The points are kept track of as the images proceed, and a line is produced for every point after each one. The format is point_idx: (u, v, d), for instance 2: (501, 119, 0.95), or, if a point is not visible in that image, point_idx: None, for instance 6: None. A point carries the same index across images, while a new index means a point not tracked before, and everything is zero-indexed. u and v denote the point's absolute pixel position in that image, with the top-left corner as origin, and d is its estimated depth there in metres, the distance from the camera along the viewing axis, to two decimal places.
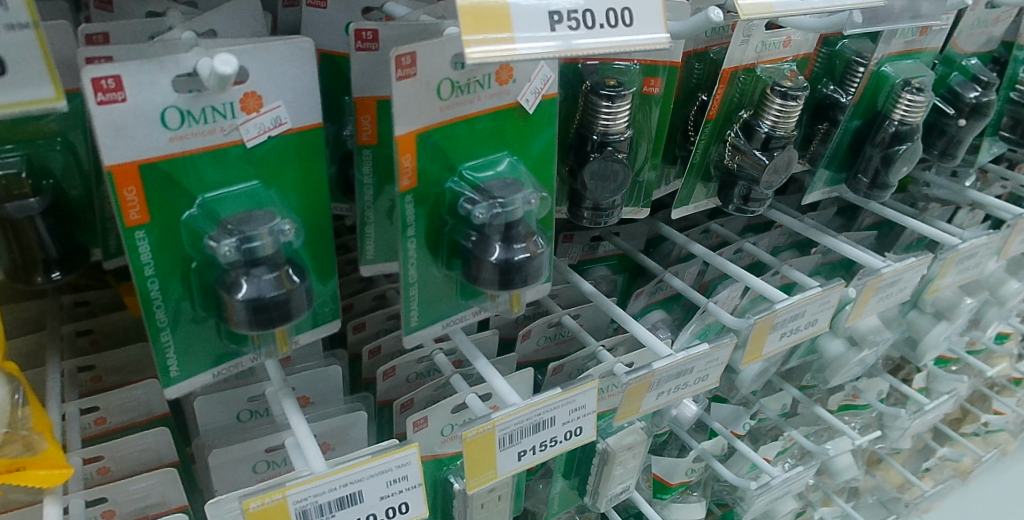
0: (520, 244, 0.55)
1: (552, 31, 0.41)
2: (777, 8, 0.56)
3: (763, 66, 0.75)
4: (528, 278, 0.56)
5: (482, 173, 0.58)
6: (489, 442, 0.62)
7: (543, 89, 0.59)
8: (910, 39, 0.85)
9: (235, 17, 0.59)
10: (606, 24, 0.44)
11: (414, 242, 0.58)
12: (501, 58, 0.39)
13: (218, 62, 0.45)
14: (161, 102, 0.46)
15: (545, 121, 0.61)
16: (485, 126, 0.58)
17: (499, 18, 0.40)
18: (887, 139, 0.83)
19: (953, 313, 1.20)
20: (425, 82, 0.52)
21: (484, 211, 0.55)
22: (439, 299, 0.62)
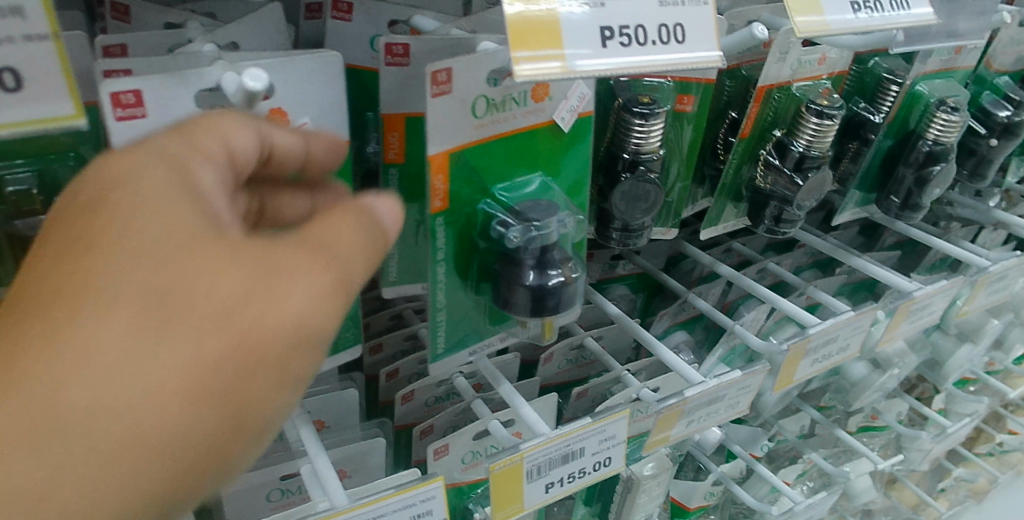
0: (557, 269, 0.54)
1: (603, 47, 0.39)
2: (832, 27, 0.54)
3: (798, 84, 0.72)
4: (564, 304, 0.54)
5: (515, 194, 0.56)
6: (517, 475, 0.59)
7: (578, 107, 0.57)
8: (946, 57, 0.83)
9: (257, 30, 0.56)
10: (658, 40, 0.42)
11: (443, 266, 0.56)
12: (551, 76, 0.37)
13: (246, 77, 0.43)
14: (183, 118, 0.44)
15: (578, 140, 0.59)
16: (519, 146, 0.55)
17: (549, 33, 0.37)
18: (922, 159, 0.81)
19: (977, 336, 1.17)
20: (460, 98, 0.49)
21: (520, 234, 0.53)
22: (467, 326, 0.60)
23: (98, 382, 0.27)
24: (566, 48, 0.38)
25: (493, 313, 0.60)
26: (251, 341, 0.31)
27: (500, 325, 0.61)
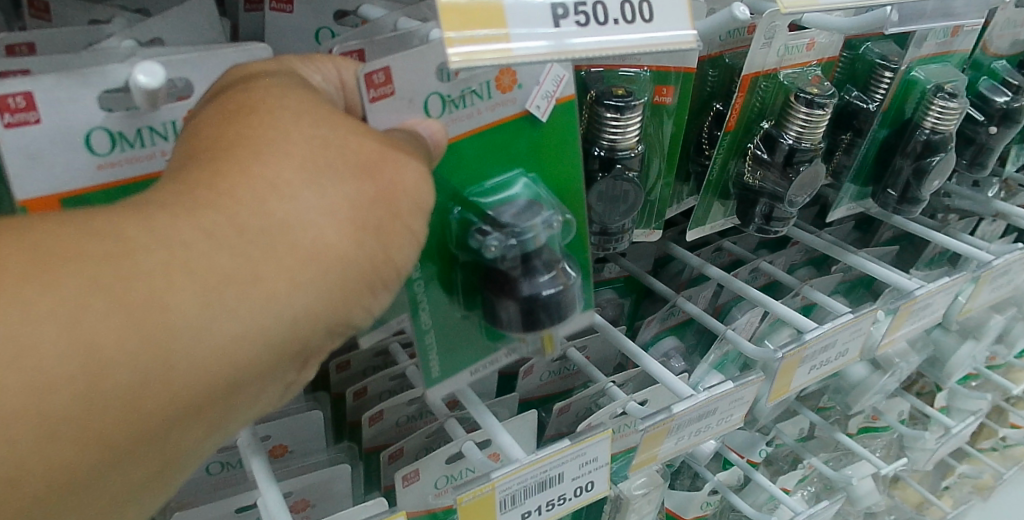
0: (548, 274, 0.49)
1: (555, 28, 0.34)
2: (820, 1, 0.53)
3: (785, 72, 0.67)
4: (559, 316, 0.49)
5: (493, 196, 0.50)
6: (489, 506, 0.54)
7: (556, 92, 0.51)
8: (943, 40, 0.78)
9: (186, 24, 0.51)
10: (621, 18, 0.36)
11: (421, 284, 0.51)
12: (492, 60, 0.31)
13: (139, 72, 0.37)
14: (85, 122, 0.39)
15: (562, 129, 0.53)
16: (488, 141, 0.50)
17: (489, 9, 0.32)
18: (919, 149, 0.76)
19: (980, 332, 1.12)
20: (409, 100, 0.45)
21: (501, 241, 0.48)
22: (462, 345, 0.55)
23: (283, 194, 0.34)
24: (512, 28, 0.32)
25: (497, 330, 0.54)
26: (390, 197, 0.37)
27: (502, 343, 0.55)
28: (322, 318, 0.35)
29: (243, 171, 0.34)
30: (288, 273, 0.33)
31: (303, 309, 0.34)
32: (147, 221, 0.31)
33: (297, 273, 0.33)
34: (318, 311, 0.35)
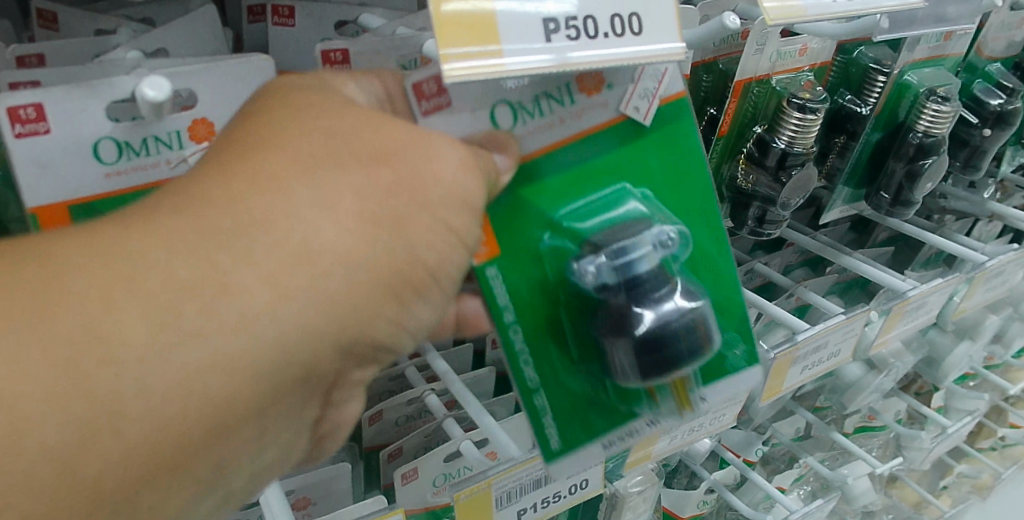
0: (663, 293, 0.48)
1: (547, 42, 0.35)
2: (808, 11, 0.52)
3: (777, 77, 0.68)
4: (681, 348, 0.48)
5: (587, 218, 0.50)
6: (485, 503, 0.55)
7: (657, 91, 0.48)
8: (934, 44, 0.79)
9: (191, 34, 0.52)
10: (611, 32, 0.37)
11: (518, 329, 0.50)
12: (484, 75, 0.33)
13: (147, 85, 0.38)
14: (94, 132, 0.40)
15: (665, 131, 0.50)
16: (586, 159, 0.49)
17: (483, 25, 0.33)
18: (912, 152, 0.77)
19: (976, 332, 1.13)
20: (470, 110, 0.44)
21: (603, 270, 0.48)
22: (586, 406, 0.53)
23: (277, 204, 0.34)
24: (503, 43, 0.34)
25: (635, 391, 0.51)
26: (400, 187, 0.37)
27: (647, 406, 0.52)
28: (336, 322, 0.36)
29: (246, 189, 0.34)
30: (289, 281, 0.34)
31: (312, 314, 0.35)
32: (146, 243, 0.33)
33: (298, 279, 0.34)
34: (328, 315, 0.35)
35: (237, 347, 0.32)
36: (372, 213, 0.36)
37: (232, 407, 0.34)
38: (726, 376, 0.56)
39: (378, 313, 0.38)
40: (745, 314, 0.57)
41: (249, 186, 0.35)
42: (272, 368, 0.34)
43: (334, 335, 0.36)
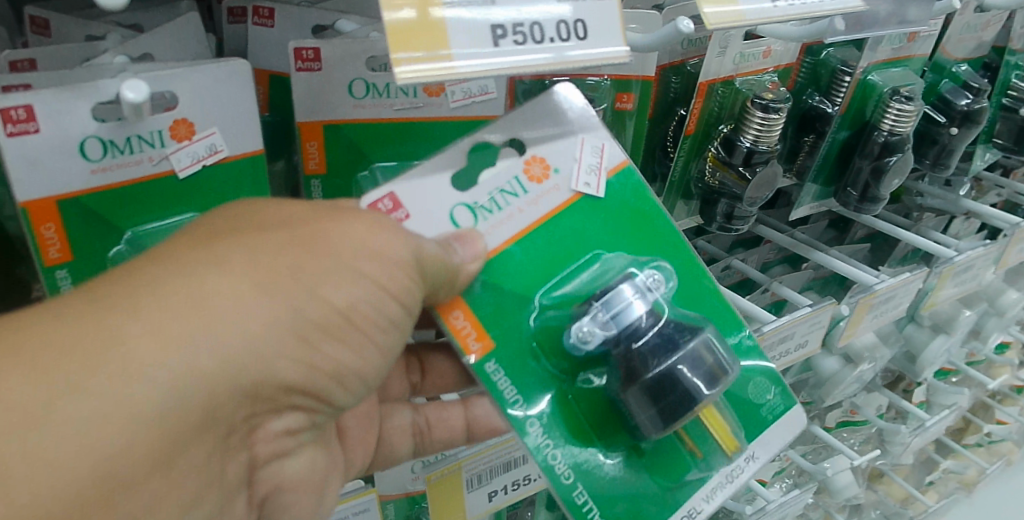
0: (656, 328, 0.52)
1: (495, 46, 0.38)
2: (749, 15, 0.51)
3: (742, 78, 0.71)
4: (698, 390, 0.49)
5: (564, 291, 0.56)
6: (456, 481, 0.67)
7: (600, 163, 0.56)
8: (897, 46, 0.82)
9: (176, 39, 0.55)
10: (558, 37, 0.40)
11: (535, 420, 0.55)
12: (435, 77, 0.36)
13: (127, 88, 0.41)
14: (81, 131, 0.43)
15: (618, 196, 0.57)
16: (552, 238, 0.56)
17: (432, 32, 0.36)
18: (877, 151, 0.80)
19: (950, 327, 1.16)
20: (432, 215, 0.53)
21: (597, 326, 0.52)
22: (637, 503, 0.57)
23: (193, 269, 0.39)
24: (453, 48, 0.37)
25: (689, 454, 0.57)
26: (317, 243, 0.43)
27: (700, 466, 0.57)
28: (250, 364, 0.40)
29: (176, 262, 0.39)
30: (206, 322, 0.38)
31: (219, 357, 0.39)
32: (76, 307, 0.37)
33: (211, 320, 0.38)
34: (240, 356, 0.39)
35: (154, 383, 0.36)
36: (283, 266, 0.42)
37: (150, 439, 0.37)
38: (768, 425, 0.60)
39: (288, 360, 0.42)
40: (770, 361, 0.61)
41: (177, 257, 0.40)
42: (191, 401, 0.38)
43: (248, 375, 0.40)
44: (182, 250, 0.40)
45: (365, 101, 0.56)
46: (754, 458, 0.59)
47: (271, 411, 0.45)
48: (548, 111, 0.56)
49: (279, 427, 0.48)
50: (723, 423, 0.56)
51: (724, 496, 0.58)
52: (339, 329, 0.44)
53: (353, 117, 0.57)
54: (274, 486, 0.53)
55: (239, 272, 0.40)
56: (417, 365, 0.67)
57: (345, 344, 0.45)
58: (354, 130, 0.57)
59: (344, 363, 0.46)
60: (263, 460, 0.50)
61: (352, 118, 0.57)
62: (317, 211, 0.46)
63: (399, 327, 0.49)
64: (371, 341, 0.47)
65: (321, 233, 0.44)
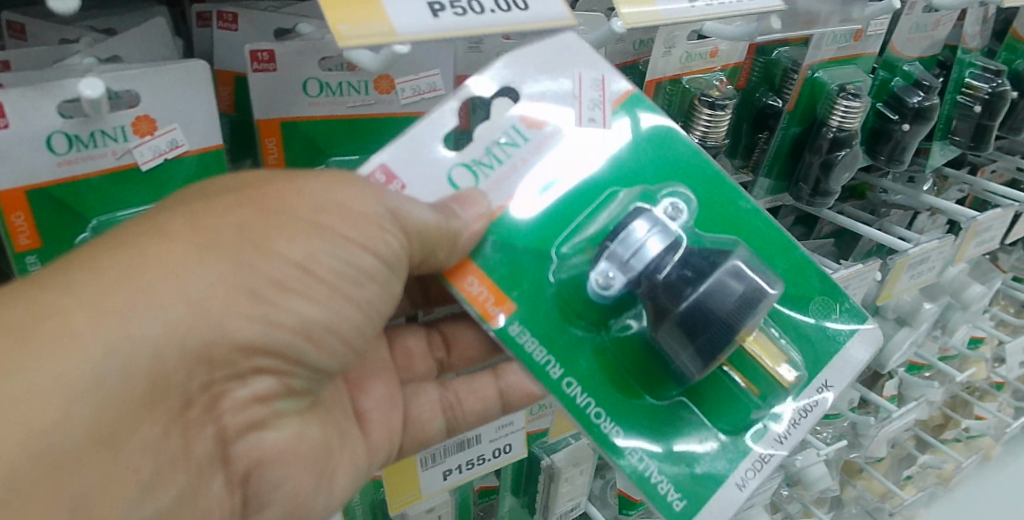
0: (677, 259, 0.56)
1: (434, 17, 0.46)
2: (664, 15, 0.57)
3: (689, 77, 0.74)
4: (733, 313, 0.53)
5: (578, 241, 0.60)
6: (410, 464, 0.76)
7: (600, 97, 0.60)
8: (843, 45, 0.85)
9: (142, 42, 0.59)
10: (494, 8, 0.50)
11: (574, 378, 0.59)
12: (375, 38, 0.43)
13: (85, 86, 0.46)
14: (46, 127, 0.48)
15: (622, 130, 0.61)
16: (562, 182, 0.60)
17: (377, 7, 0.44)
18: (827, 146, 0.83)
19: (913, 319, 1.19)
20: (429, 181, 0.58)
21: (614, 271, 0.57)
22: (696, 449, 0.61)
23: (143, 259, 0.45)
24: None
25: (749, 398, 0.62)
26: (271, 207, 0.50)
27: (759, 409, 0.61)
28: (195, 325, 0.46)
29: (126, 249, 0.45)
30: (142, 293, 0.44)
31: (162, 326, 0.45)
32: (42, 293, 0.43)
33: (147, 292, 0.44)
34: (181, 317, 0.45)
35: (88, 354, 0.42)
36: (223, 231, 0.48)
37: (96, 404, 0.42)
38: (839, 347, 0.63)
39: (241, 316, 0.48)
40: (828, 279, 0.64)
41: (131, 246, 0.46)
42: (135, 373, 0.44)
43: (196, 333, 0.46)
44: (127, 234, 0.46)
45: (319, 99, 0.61)
46: (827, 386, 0.62)
47: (235, 376, 0.50)
48: (539, 59, 0.59)
49: (247, 394, 0.52)
50: (767, 352, 0.60)
51: (798, 434, 0.61)
52: (299, 283, 0.50)
53: (309, 114, 0.62)
54: (255, 462, 0.55)
55: (176, 244, 0.46)
56: (441, 341, 0.76)
57: (304, 296, 0.51)
58: (312, 126, 0.63)
59: (309, 316, 0.51)
60: (234, 434, 0.53)
61: (309, 114, 0.62)
62: (271, 176, 0.52)
63: (372, 280, 0.54)
64: (339, 294, 0.53)
65: (266, 196, 0.50)
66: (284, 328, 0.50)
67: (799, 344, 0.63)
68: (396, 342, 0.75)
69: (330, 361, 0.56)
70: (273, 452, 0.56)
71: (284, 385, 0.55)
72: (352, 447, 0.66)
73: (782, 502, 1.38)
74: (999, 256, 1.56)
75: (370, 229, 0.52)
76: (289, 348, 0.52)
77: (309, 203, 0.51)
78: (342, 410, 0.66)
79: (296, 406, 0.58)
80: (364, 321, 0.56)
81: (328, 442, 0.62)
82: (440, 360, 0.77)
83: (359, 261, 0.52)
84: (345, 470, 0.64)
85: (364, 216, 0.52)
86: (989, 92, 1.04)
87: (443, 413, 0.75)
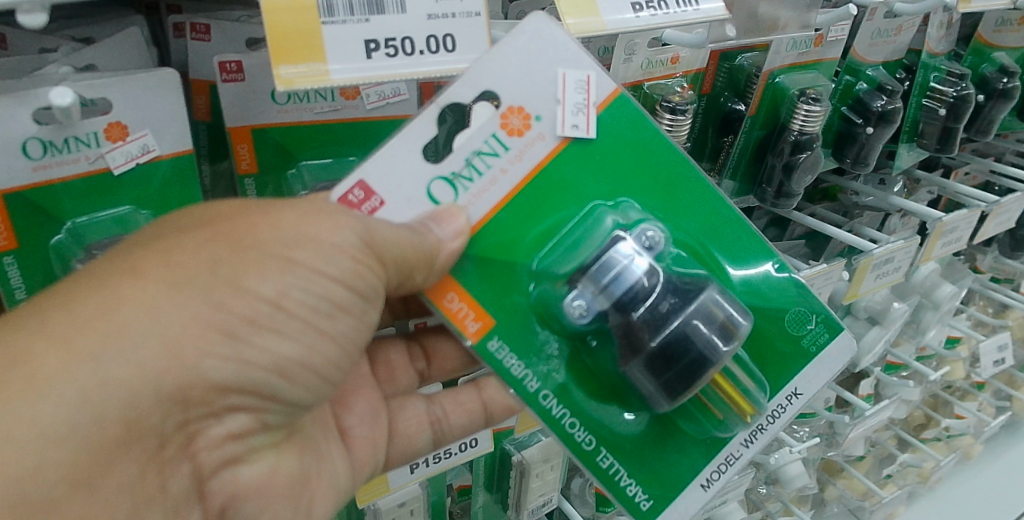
0: (657, 285, 0.58)
1: (368, 58, 0.51)
2: (610, 26, 0.59)
3: (650, 83, 0.77)
4: (713, 346, 0.55)
5: (556, 258, 0.62)
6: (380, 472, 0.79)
7: (585, 101, 0.60)
8: (804, 50, 0.88)
9: (118, 52, 0.61)
10: (426, 49, 0.54)
11: (550, 391, 0.63)
12: (312, 80, 0.49)
13: (57, 95, 0.50)
14: (22, 133, 0.52)
15: (604, 139, 0.62)
16: (543, 192, 0.61)
17: (314, 47, 0.49)
18: (789, 148, 0.86)
19: (884, 318, 1.21)
20: (407, 197, 0.59)
21: (589, 300, 0.59)
22: (667, 453, 0.65)
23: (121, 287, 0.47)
24: (330, 62, 0.50)
25: (708, 421, 0.64)
26: (245, 240, 0.52)
27: (720, 428, 0.63)
28: (171, 368, 0.47)
29: (105, 279, 0.48)
30: (114, 335, 0.46)
31: (135, 361, 0.46)
32: (28, 333, 0.45)
33: (119, 331, 0.46)
34: (155, 359, 0.47)
35: (61, 400, 0.44)
36: (197, 266, 0.49)
37: (71, 449, 0.45)
38: (812, 357, 0.66)
39: (213, 357, 0.49)
40: (805, 288, 0.66)
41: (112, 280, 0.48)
42: (111, 390, 0.46)
43: (172, 378, 0.47)
44: (105, 262, 0.49)
45: (288, 107, 0.64)
46: (797, 394, 0.66)
47: (209, 414, 0.52)
48: (521, 61, 0.59)
49: (221, 432, 0.54)
50: (732, 382, 0.62)
51: (765, 438, 0.65)
52: (270, 320, 0.52)
53: (278, 122, 0.65)
54: (229, 497, 0.57)
55: (148, 284, 0.48)
56: (421, 353, 0.79)
57: (279, 334, 0.53)
58: (281, 133, 0.65)
59: (282, 354, 0.53)
60: (209, 472, 0.55)
61: (276, 122, 0.65)
62: (245, 205, 0.54)
63: (345, 314, 0.56)
64: (311, 328, 0.54)
65: (239, 228, 0.52)
66: (259, 367, 0.52)
67: (772, 352, 0.66)
68: (378, 356, 0.78)
69: (307, 398, 0.58)
70: (248, 487, 0.58)
71: (259, 421, 0.56)
72: (331, 462, 0.69)
73: (760, 500, 1.36)
74: (976, 257, 1.57)
75: (340, 262, 0.54)
76: (263, 386, 0.53)
77: (280, 237, 0.52)
78: (316, 425, 0.69)
79: (269, 440, 0.60)
80: (341, 355, 0.58)
81: (303, 471, 0.64)
82: (420, 370, 0.79)
83: (330, 293, 0.54)
84: (323, 496, 0.66)
85: (337, 249, 0.54)
86: (954, 95, 1.07)
87: (430, 426, 0.77)
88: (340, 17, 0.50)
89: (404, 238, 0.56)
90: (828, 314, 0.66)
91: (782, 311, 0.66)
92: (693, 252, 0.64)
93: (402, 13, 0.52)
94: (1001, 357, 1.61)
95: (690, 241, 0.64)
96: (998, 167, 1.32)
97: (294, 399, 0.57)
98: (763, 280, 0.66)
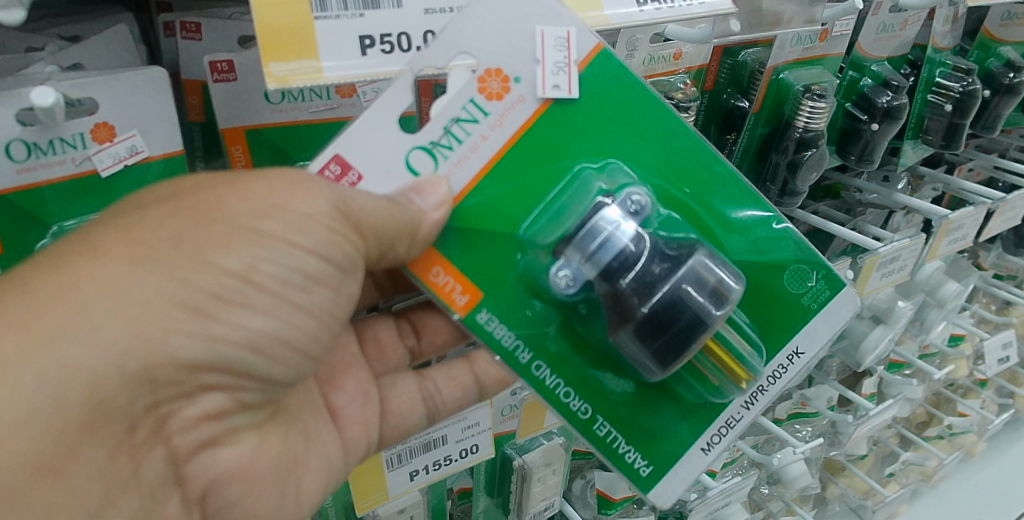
0: (646, 251, 0.57)
1: (362, 55, 0.50)
2: (612, 20, 0.58)
3: (654, 80, 0.77)
4: (705, 310, 0.54)
5: (541, 223, 0.60)
6: (376, 464, 0.77)
7: (564, 59, 0.57)
8: (808, 46, 0.86)
9: (105, 48, 0.60)
10: (422, 45, 0.53)
11: (542, 361, 0.61)
12: (305, 78, 0.47)
13: (39, 96, 0.49)
14: (5, 135, 0.51)
15: (585, 98, 0.58)
16: (526, 156, 0.58)
17: (305, 45, 0.48)
18: (793, 146, 0.84)
19: (888, 317, 1.20)
20: (387, 168, 0.56)
21: (576, 269, 0.57)
22: (661, 419, 0.64)
23: (92, 275, 0.46)
24: (323, 59, 0.48)
25: (703, 386, 0.63)
26: (217, 213, 0.50)
27: (716, 394, 0.63)
28: (132, 346, 0.46)
29: (78, 262, 0.46)
30: (74, 318, 0.45)
31: (106, 338, 0.46)
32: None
33: (77, 313, 0.45)
34: (117, 340, 0.46)
35: (20, 384, 0.43)
36: (161, 243, 0.48)
37: (32, 436, 0.44)
38: (814, 313, 0.65)
39: (182, 333, 0.48)
40: (805, 243, 0.64)
41: (85, 265, 0.47)
42: (82, 369, 0.45)
43: (136, 356, 0.46)
44: (74, 245, 0.48)
45: (282, 106, 0.63)
46: (798, 353, 0.64)
47: (182, 394, 0.51)
48: (500, 20, 0.55)
49: (196, 412, 0.52)
50: (725, 348, 0.61)
51: (766, 399, 0.64)
52: (239, 294, 0.50)
53: (272, 122, 0.63)
54: (209, 480, 0.56)
55: (108, 260, 0.47)
56: (410, 329, 0.77)
57: (249, 308, 0.51)
58: (274, 132, 0.64)
59: (253, 327, 0.51)
60: (186, 455, 0.54)
61: (272, 122, 0.63)
62: (215, 180, 0.52)
63: (321, 285, 0.54)
64: (283, 301, 0.52)
65: (204, 202, 0.50)
66: (228, 342, 0.50)
67: (770, 313, 0.64)
68: (367, 334, 0.76)
69: (286, 373, 0.56)
70: (227, 469, 0.57)
71: (236, 400, 0.55)
72: (322, 447, 0.67)
73: (762, 500, 1.34)
74: (979, 254, 1.55)
75: (313, 232, 0.52)
76: (237, 362, 0.52)
77: (247, 209, 0.50)
78: (307, 411, 0.67)
79: (251, 421, 0.58)
80: (317, 327, 0.56)
81: (289, 452, 0.62)
82: (411, 347, 0.77)
83: (303, 265, 0.52)
84: (313, 474, 0.65)
85: (310, 220, 0.52)
86: (960, 90, 1.05)
87: (423, 402, 0.75)
88: (333, 12, 0.48)
89: (384, 209, 0.54)
90: (829, 269, 0.64)
91: (779, 269, 0.64)
92: (686, 213, 0.62)
93: (397, 7, 0.51)
94: (1005, 355, 1.59)
95: (681, 202, 0.62)
96: (1001, 163, 1.31)
97: (273, 377, 0.55)
98: (762, 241, 0.64)
